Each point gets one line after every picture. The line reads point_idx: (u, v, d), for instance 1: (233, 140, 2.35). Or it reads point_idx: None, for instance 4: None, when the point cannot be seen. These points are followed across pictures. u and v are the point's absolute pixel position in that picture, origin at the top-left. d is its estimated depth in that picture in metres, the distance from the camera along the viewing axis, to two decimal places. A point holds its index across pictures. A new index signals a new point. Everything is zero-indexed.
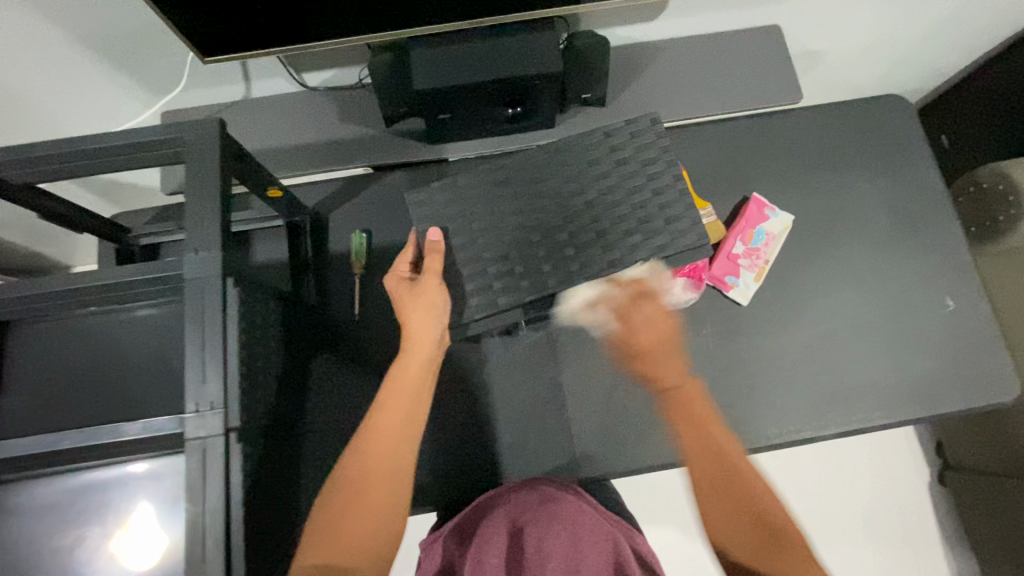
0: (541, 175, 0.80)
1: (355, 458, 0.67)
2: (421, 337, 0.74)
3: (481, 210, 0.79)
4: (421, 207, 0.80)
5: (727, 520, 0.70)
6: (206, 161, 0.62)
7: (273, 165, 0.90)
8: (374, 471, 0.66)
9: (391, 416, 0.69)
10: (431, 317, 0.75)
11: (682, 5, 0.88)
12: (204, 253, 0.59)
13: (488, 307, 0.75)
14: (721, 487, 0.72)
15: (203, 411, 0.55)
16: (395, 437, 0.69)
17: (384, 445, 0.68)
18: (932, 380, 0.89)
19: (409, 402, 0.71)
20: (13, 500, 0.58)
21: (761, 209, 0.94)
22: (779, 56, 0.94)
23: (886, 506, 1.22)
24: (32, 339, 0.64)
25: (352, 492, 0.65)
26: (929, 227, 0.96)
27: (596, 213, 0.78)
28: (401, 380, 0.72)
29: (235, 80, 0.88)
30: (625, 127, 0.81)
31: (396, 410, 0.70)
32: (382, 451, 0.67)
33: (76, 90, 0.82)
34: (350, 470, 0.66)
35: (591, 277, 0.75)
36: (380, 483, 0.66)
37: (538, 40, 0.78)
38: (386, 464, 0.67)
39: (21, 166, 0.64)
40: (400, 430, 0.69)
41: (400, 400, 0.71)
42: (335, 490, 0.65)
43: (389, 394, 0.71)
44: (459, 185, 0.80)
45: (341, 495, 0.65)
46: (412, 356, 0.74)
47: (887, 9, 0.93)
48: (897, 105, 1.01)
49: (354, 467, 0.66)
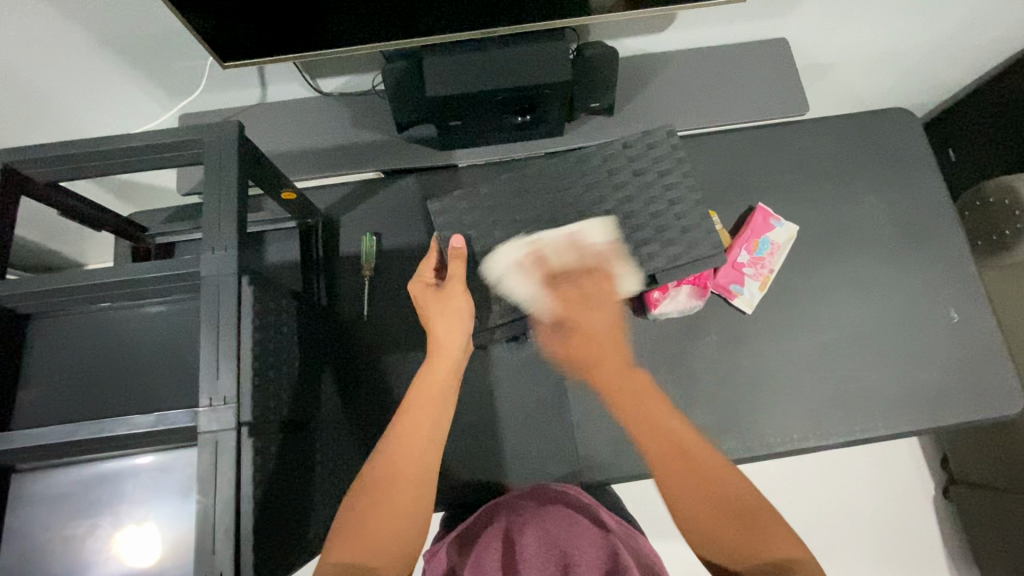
0: (558, 186, 0.85)
1: (385, 458, 0.66)
2: (449, 341, 0.74)
3: (502, 217, 0.83)
4: (443, 213, 0.83)
5: (697, 506, 0.63)
6: (224, 162, 0.64)
7: (287, 167, 0.92)
8: (405, 470, 0.65)
9: (419, 417, 0.69)
10: (456, 321, 0.75)
11: (691, 17, 0.90)
12: (221, 250, 0.61)
13: (511, 311, 0.79)
14: (695, 479, 0.65)
15: (216, 405, 0.56)
16: (423, 439, 0.68)
17: (412, 445, 0.67)
18: (936, 391, 0.89)
19: (436, 404, 0.70)
20: (31, 488, 0.59)
21: (767, 219, 0.95)
22: (786, 68, 0.95)
23: (889, 518, 1.21)
24: (49, 332, 0.65)
25: (382, 491, 0.64)
26: (934, 239, 0.96)
27: (613, 222, 0.81)
28: (427, 381, 0.72)
29: (251, 84, 0.90)
30: (641, 138, 0.85)
31: (423, 411, 0.69)
32: (410, 451, 0.67)
33: (98, 91, 0.85)
34: (381, 470, 0.65)
35: (608, 284, 0.79)
36: (409, 482, 0.65)
37: (548, 50, 0.80)
38: (416, 463, 0.66)
39: (45, 164, 0.66)
40: (429, 434, 0.69)
41: (427, 401, 0.70)
42: (364, 490, 0.64)
43: (416, 395, 0.71)
44: (481, 194, 0.84)
45: (370, 494, 0.63)
46: (439, 359, 0.74)
47: (893, 24, 0.95)
48: (903, 118, 1.02)
49: (384, 466, 0.65)
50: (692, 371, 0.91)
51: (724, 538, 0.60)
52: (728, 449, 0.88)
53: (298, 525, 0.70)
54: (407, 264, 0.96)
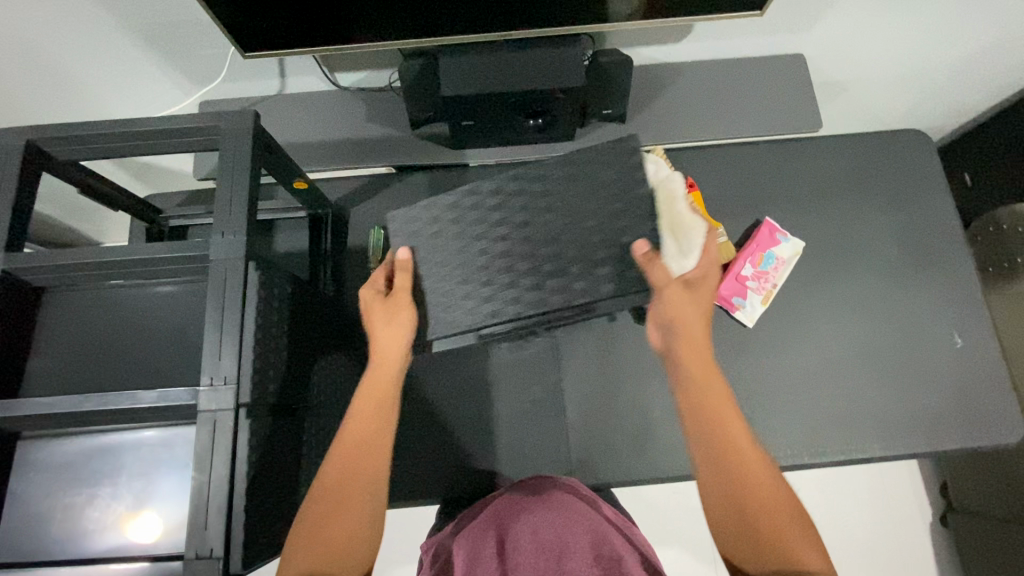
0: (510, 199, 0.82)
1: (337, 464, 0.66)
2: (388, 354, 0.75)
3: (458, 231, 0.82)
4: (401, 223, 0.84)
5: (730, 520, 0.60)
6: (239, 149, 0.66)
7: (301, 158, 0.94)
8: (356, 476, 0.65)
9: (361, 424, 0.69)
10: (393, 331, 0.76)
11: (707, 30, 0.90)
12: (230, 235, 0.62)
13: (449, 327, 0.80)
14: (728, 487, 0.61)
15: (217, 385, 0.58)
16: (369, 445, 0.68)
17: (358, 452, 0.67)
18: (935, 416, 0.89)
19: (377, 412, 0.70)
20: (33, 455, 0.61)
21: (773, 234, 0.95)
22: (800, 85, 0.95)
23: (884, 542, 1.20)
24: (63, 305, 0.67)
25: (334, 499, 0.63)
26: (941, 262, 0.96)
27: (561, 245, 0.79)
28: (367, 389, 0.72)
29: (271, 75, 0.92)
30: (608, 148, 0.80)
31: (365, 419, 0.70)
32: (357, 457, 0.66)
33: (122, 74, 0.86)
34: (333, 476, 0.65)
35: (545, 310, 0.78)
36: (360, 486, 0.65)
37: (563, 55, 0.81)
38: (364, 469, 0.66)
39: (70, 143, 0.69)
40: (371, 440, 0.68)
41: (369, 409, 0.70)
42: (318, 498, 0.63)
43: (358, 404, 0.71)
44: (439, 203, 0.83)
45: (325, 501, 0.63)
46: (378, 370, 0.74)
47: (911, 45, 0.94)
48: (917, 140, 1.01)
49: (336, 473, 0.65)
50: None
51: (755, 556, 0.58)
52: None
53: (292, 508, 0.72)
54: None
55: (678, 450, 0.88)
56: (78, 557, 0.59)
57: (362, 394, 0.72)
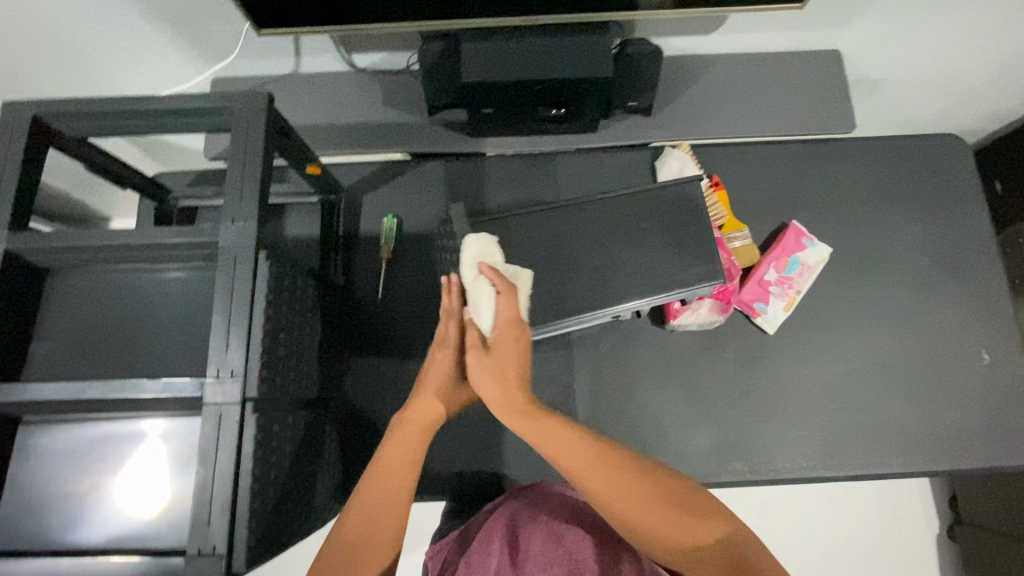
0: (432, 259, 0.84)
1: (357, 518, 0.60)
2: (426, 412, 0.68)
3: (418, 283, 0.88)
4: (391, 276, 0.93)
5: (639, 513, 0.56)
6: (251, 132, 0.63)
7: (314, 141, 0.91)
8: (377, 533, 0.60)
9: (387, 480, 0.63)
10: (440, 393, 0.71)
11: (743, 21, 0.86)
12: (240, 222, 0.60)
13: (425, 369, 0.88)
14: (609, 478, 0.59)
15: (223, 377, 0.56)
16: (394, 501, 0.62)
17: (380, 512, 0.61)
18: (957, 434, 0.86)
19: (406, 470, 0.64)
20: (35, 441, 0.60)
21: (799, 238, 0.92)
22: (836, 83, 0.91)
23: (892, 554, 1.16)
24: (68, 287, 0.65)
25: (348, 551, 0.59)
26: (971, 274, 0.92)
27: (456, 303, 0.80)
28: (396, 445, 0.65)
29: (285, 54, 0.89)
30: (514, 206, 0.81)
31: (393, 476, 0.63)
32: (379, 514, 0.61)
33: (131, 49, 0.83)
34: (352, 530, 0.60)
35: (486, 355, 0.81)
36: (386, 524, 0.60)
37: (591, 43, 0.77)
38: (387, 528, 0.61)
39: (79, 119, 0.66)
40: (395, 499, 0.62)
41: (396, 466, 0.64)
42: (334, 547, 0.59)
43: (384, 460, 0.65)
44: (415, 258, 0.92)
45: (343, 551, 0.59)
46: (409, 427, 0.67)
47: (955, 46, 0.90)
48: (954, 146, 0.97)
49: (355, 526, 0.60)
50: (704, 386, 0.89)
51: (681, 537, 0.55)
52: (732, 471, 0.85)
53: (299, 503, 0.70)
54: (424, 250, 0.95)
55: (690, 457, 0.86)
56: (77, 547, 0.58)
57: (388, 450, 0.65)
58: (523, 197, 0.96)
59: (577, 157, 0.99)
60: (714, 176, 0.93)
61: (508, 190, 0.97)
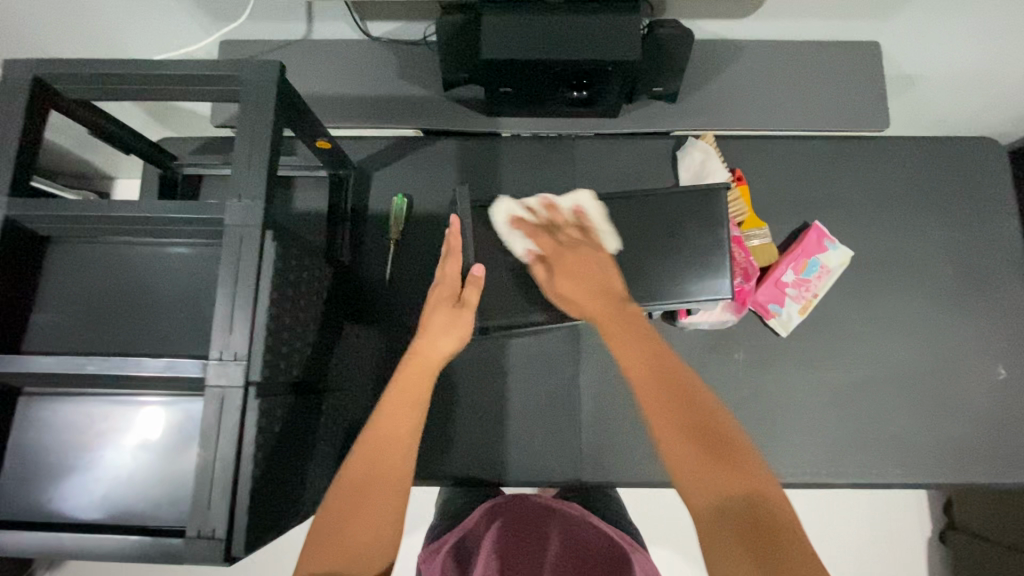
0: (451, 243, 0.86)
1: (363, 460, 0.60)
2: (426, 356, 0.68)
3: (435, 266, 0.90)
4: (405, 254, 0.92)
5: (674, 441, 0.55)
6: (260, 104, 0.61)
7: (325, 113, 0.88)
8: (381, 480, 0.59)
9: (390, 427, 0.62)
10: (444, 335, 0.69)
11: (781, 10, 0.81)
12: (247, 201, 0.58)
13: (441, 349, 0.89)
14: (673, 394, 0.57)
15: (225, 360, 0.55)
16: (398, 447, 0.61)
17: (385, 459, 0.60)
18: (966, 449, 0.85)
19: (412, 408, 0.64)
20: (33, 412, 0.60)
21: (820, 239, 0.89)
22: (870, 78, 0.87)
23: (891, 566, 1.15)
24: (67, 258, 0.64)
25: (357, 498, 0.58)
26: (994, 286, 0.90)
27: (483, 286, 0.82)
28: (404, 382, 0.66)
29: (297, 20, 0.84)
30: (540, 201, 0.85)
31: (399, 417, 0.63)
32: (382, 461, 0.60)
33: (135, 8, 0.79)
34: (356, 486, 0.59)
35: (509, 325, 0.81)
36: (386, 481, 0.59)
37: (620, 24, 0.73)
38: (392, 472, 0.60)
39: (81, 82, 0.63)
40: (398, 446, 0.61)
41: (401, 409, 0.63)
42: (339, 496, 0.58)
43: (390, 403, 0.64)
44: (426, 238, 0.92)
45: (350, 500, 0.58)
46: (414, 367, 0.67)
47: (1002, 46, 0.84)
48: (986, 152, 0.93)
49: (363, 470, 0.60)
50: (711, 387, 0.87)
51: (702, 472, 0.52)
52: None
53: (300, 485, 0.70)
54: (435, 232, 0.92)
55: None
56: (77, 521, 0.58)
57: (396, 389, 0.65)
58: (537, 184, 0.94)
59: (595, 143, 0.95)
60: (735, 170, 0.91)
61: (523, 175, 0.94)
